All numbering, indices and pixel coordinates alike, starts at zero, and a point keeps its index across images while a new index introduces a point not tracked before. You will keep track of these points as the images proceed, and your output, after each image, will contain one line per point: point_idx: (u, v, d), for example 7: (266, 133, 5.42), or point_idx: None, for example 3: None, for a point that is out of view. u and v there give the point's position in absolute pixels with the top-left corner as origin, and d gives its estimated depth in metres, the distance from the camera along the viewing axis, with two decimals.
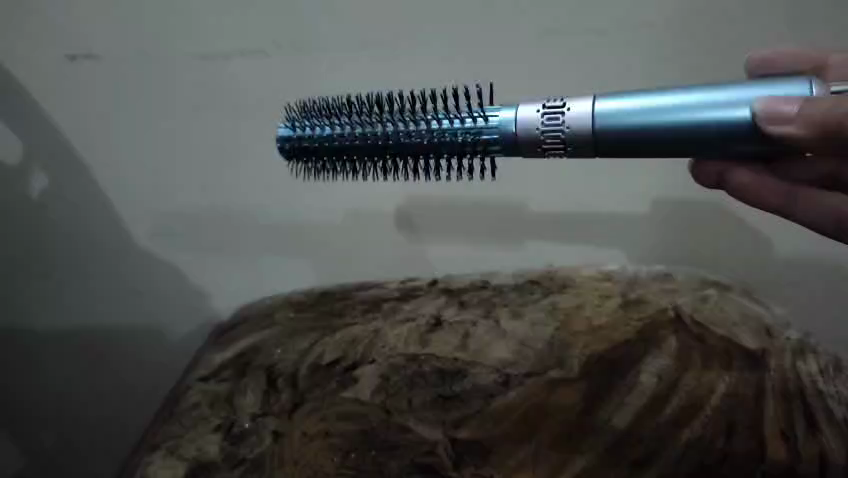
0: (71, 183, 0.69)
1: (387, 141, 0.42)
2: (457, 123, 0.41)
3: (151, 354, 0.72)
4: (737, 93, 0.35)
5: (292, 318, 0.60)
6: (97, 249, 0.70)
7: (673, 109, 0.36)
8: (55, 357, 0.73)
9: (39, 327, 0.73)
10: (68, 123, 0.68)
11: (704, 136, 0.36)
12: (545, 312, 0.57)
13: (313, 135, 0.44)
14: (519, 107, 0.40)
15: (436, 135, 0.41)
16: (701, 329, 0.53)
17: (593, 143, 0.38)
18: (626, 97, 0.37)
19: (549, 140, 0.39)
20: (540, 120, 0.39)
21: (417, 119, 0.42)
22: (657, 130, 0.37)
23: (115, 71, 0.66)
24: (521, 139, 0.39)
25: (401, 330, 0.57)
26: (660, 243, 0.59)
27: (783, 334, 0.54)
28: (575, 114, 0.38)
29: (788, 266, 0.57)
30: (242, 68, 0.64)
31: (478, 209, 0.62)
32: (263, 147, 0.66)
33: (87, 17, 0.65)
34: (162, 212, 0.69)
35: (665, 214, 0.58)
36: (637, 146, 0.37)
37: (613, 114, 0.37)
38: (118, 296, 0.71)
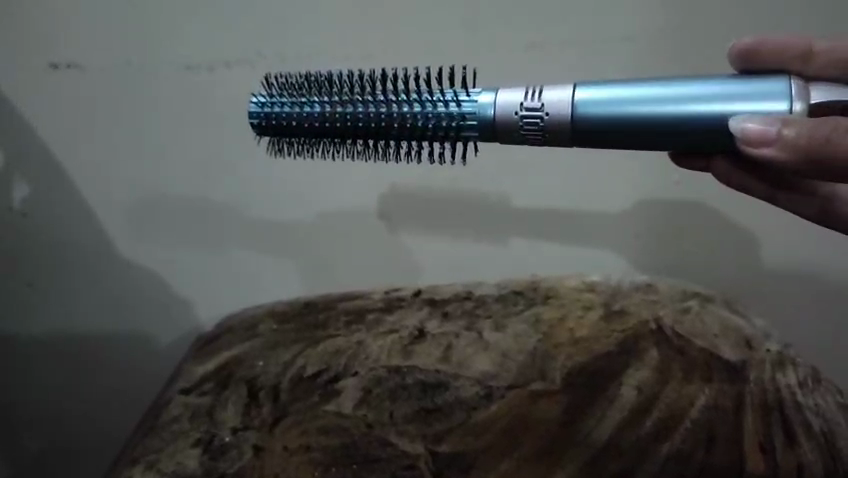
0: (53, 192, 0.69)
1: (358, 123, 0.40)
2: (434, 104, 0.39)
3: (138, 363, 0.73)
4: (717, 89, 0.35)
5: (275, 330, 0.60)
6: (82, 259, 0.70)
7: (653, 101, 0.35)
8: (41, 365, 0.74)
9: (22, 335, 0.73)
10: (49, 132, 0.67)
11: (683, 131, 0.35)
12: (528, 323, 0.57)
13: (284, 115, 0.42)
14: (498, 95, 0.38)
15: (410, 119, 0.39)
16: (682, 341, 0.54)
17: (570, 132, 0.36)
18: (605, 87, 0.36)
19: (529, 133, 0.37)
20: (520, 112, 0.37)
21: (390, 101, 0.39)
22: (636, 122, 0.35)
23: (98, 81, 0.65)
24: (500, 123, 0.37)
25: (385, 341, 0.57)
26: (656, 253, 0.63)
27: (763, 346, 0.54)
28: (556, 113, 0.36)
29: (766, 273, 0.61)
30: (227, 78, 0.64)
31: (464, 218, 0.64)
32: (247, 159, 0.66)
33: (67, 24, 0.64)
34: (147, 207, 0.69)
35: (652, 221, 0.62)
36: (616, 138, 0.36)
37: (591, 103, 0.36)
38: (104, 306, 0.72)
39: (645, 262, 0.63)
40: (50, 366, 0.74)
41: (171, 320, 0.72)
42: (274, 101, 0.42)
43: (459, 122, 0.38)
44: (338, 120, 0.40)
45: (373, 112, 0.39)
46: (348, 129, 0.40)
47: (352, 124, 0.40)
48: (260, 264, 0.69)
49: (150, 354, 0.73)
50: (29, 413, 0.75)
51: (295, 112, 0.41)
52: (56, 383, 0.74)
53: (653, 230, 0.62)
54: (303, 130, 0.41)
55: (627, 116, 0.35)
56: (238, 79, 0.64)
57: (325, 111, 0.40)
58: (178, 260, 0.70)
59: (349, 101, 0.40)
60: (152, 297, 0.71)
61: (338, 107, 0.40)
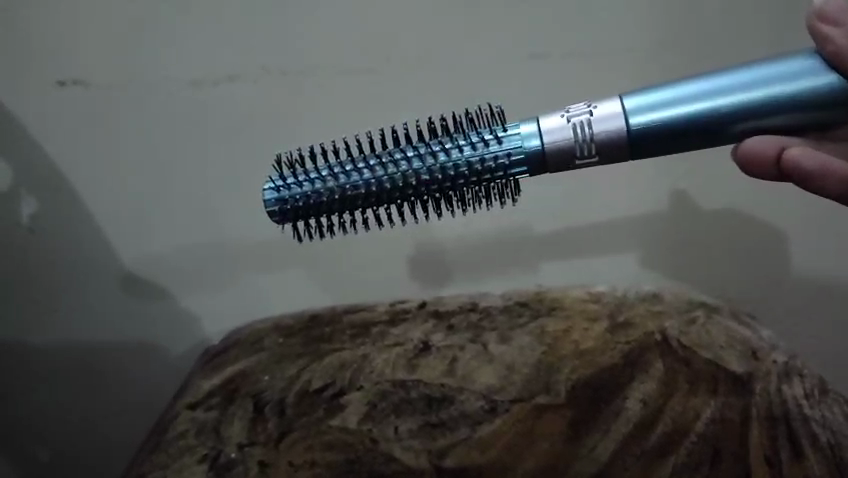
0: (59, 206, 0.69)
1: (406, 165, 0.43)
2: (480, 140, 0.42)
3: (148, 371, 0.73)
4: (750, 75, 0.39)
5: (281, 343, 0.60)
6: (91, 272, 0.71)
7: (697, 100, 0.40)
8: (52, 372, 0.73)
9: (33, 343, 0.72)
10: (58, 146, 0.67)
11: (726, 120, 0.39)
12: (533, 336, 0.57)
13: (319, 177, 0.44)
14: (541, 122, 0.42)
15: (458, 151, 0.42)
16: (688, 353, 0.54)
17: (626, 146, 0.40)
18: (648, 94, 0.40)
19: (581, 149, 0.40)
20: (568, 126, 0.41)
21: (432, 142, 0.43)
22: (685, 123, 0.40)
23: (104, 98, 0.66)
24: (551, 145, 0.41)
25: (390, 354, 0.57)
26: (676, 269, 0.65)
27: (769, 357, 0.53)
28: (602, 111, 0.40)
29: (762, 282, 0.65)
30: (230, 91, 0.65)
31: (473, 237, 0.66)
32: (251, 176, 0.67)
33: (75, 43, 0.64)
34: (170, 237, 0.69)
35: (665, 243, 0.65)
36: (669, 140, 0.40)
37: (640, 110, 0.40)
38: (118, 317, 0.72)
39: (663, 272, 0.65)
40: (60, 381, 0.73)
41: (185, 330, 0.72)
42: (289, 184, 0.44)
43: (508, 153, 0.42)
44: (388, 178, 0.43)
45: (423, 164, 0.42)
46: (398, 187, 0.43)
47: (403, 180, 0.43)
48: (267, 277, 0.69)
49: (160, 362, 0.73)
50: (41, 423, 0.74)
51: (319, 188, 0.44)
52: (69, 398, 0.74)
53: (667, 239, 0.65)
54: (331, 205, 0.44)
55: (675, 118, 0.40)
56: (243, 94, 0.65)
57: (374, 165, 0.43)
58: (187, 271, 0.70)
59: (394, 161, 0.43)
60: (171, 304, 0.71)
61: (384, 165, 0.43)
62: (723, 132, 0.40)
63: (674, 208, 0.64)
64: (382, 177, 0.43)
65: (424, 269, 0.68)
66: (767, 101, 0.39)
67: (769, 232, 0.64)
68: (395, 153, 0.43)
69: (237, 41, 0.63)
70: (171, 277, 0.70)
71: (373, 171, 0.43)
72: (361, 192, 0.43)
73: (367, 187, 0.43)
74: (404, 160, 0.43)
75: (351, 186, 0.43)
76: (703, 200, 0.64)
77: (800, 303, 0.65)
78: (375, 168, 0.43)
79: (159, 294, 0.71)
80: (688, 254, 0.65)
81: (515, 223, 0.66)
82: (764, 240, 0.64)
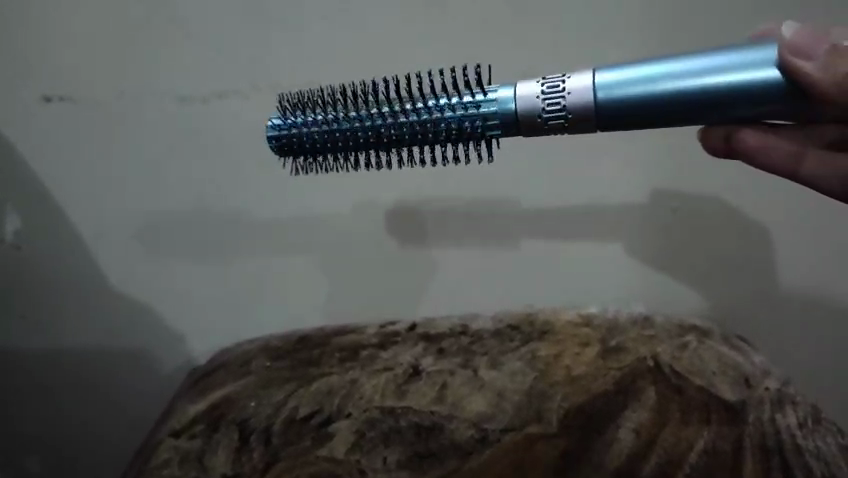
0: (44, 224, 0.68)
1: (383, 120, 0.42)
2: (459, 103, 0.41)
3: (139, 384, 0.72)
4: (731, 58, 0.37)
5: (268, 367, 0.59)
6: (75, 290, 0.70)
7: (670, 79, 0.38)
8: (42, 381, 0.72)
9: (21, 351, 0.71)
10: (42, 162, 0.66)
11: (700, 101, 0.37)
12: (525, 361, 0.56)
13: (301, 123, 0.44)
14: (516, 89, 0.40)
15: (433, 113, 0.41)
16: (680, 380, 0.53)
17: (595, 118, 0.39)
18: (623, 68, 0.39)
19: (552, 126, 0.40)
20: (541, 105, 0.39)
21: (413, 100, 0.42)
22: (656, 100, 0.38)
23: (92, 114, 0.65)
24: (522, 117, 0.40)
25: (379, 380, 0.56)
26: (670, 293, 0.64)
27: (762, 384, 0.53)
28: (578, 95, 0.39)
29: (760, 304, 0.64)
30: (220, 109, 0.64)
31: (461, 258, 0.66)
32: (239, 195, 0.66)
33: (60, 59, 0.63)
34: (153, 231, 0.68)
35: (656, 267, 0.64)
36: (637, 118, 0.38)
37: (609, 85, 0.38)
38: (105, 334, 0.71)
39: (645, 260, 0.63)
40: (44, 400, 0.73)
41: (168, 348, 0.71)
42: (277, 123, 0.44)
43: (483, 120, 0.41)
44: (366, 130, 0.43)
45: (398, 120, 0.42)
46: (375, 139, 0.43)
47: (380, 134, 0.42)
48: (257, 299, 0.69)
49: (151, 375, 0.72)
50: (30, 440, 0.74)
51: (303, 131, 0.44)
52: (53, 419, 0.74)
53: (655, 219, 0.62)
54: (314, 148, 0.44)
55: (644, 96, 0.38)
56: (230, 112, 0.64)
57: (353, 115, 0.43)
58: (171, 288, 0.69)
59: (373, 112, 0.43)
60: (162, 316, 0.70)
61: (363, 117, 0.43)
62: (695, 115, 0.38)
63: (667, 232, 0.62)
64: (359, 129, 0.43)
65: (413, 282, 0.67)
66: (744, 86, 0.37)
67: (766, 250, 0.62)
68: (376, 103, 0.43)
69: (226, 59, 0.63)
70: (157, 297, 0.70)
71: (352, 121, 0.43)
72: (341, 141, 0.43)
73: (347, 137, 0.43)
74: (383, 114, 0.42)
75: (331, 134, 0.43)
76: (699, 221, 0.62)
77: (795, 325, 0.64)
78: (355, 119, 0.43)
79: (144, 307, 0.70)
80: (673, 242, 0.63)
81: (502, 234, 0.64)
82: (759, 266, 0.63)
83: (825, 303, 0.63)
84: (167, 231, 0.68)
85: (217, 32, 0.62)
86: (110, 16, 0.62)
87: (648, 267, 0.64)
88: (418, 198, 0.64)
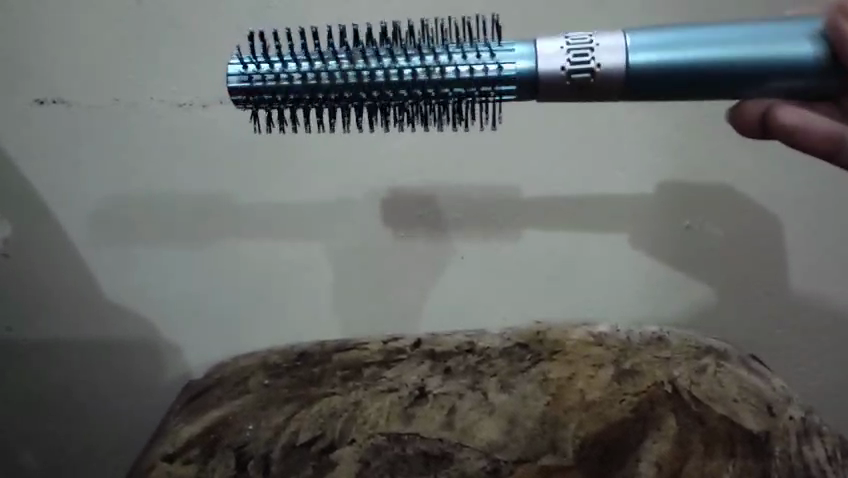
0: (37, 231, 0.66)
1: (385, 75, 0.40)
2: (472, 63, 0.40)
3: (138, 397, 0.70)
4: (751, 32, 0.40)
5: (267, 385, 0.57)
6: (68, 298, 0.67)
7: (698, 45, 0.39)
8: (37, 382, 0.70)
9: (15, 343, 0.69)
10: (34, 169, 0.64)
11: (726, 68, 0.40)
12: (535, 383, 0.56)
13: (292, 73, 0.41)
14: (538, 45, 0.40)
15: (444, 70, 0.40)
16: (701, 409, 0.54)
17: (622, 82, 0.39)
18: (654, 34, 0.40)
19: (574, 78, 0.39)
20: (567, 56, 0.39)
21: (418, 55, 0.40)
22: (688, 66, 0.39)
23: (87, 117, 0.62)
24: (541, 78, 0.40)
25: (382, 403, 0.56)
26: (678, 312, 0.65)
27: (785, 412, 0.53)
28: (606, 69, 0.39)
29: (768, 323, 0.66)
30: (222, 115, 0.62)
31: (466, 274, 0.65)
32: (242, 207, 0.64)
33: (54, 61, 0.61)
34: (150, 231, 0.65)
35: (662, 286, 0.65)
36: (667, 80, 0.40)
37: (642, 47, 0.39)
38: (99, 343, 0.68)
39: (650, 280, 0.65)
40: (35, 413, 0.71)
41: (160, 363, 0.69)
42: (270, 69, 0.41)
43: (498, 82, 0.40)
44: (371, 82, 0.40)
45: (403, 76, 0.40)
46: (379, 93, 0.40)
47: (385, 88, 0.40)
48: (257, 313, 0.67)
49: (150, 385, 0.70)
50: (23, 440, 0.72)
51: (300, 79, 0.41)
52: (44, 435, 0.72)
53: (659, 214, 0.64)
54: (313, 99, 0.41)
55: (674, 59, 0.39)
56: (232, 118, 0.62)
57: (350, 68, 0.40)
58: (166, 300, 0.67)
59: (376, 63, 0.40)
60: (161, 325, 0.68)
61: (363, 70, 0.40)
62: (721, 81, 0.40)
63: (670, 255, 0.64)
64: (358, 83, 0.40)
65: (416, 294, 0.66)
66: (765, 58, 0.40)
67: (771, 275, 0.65)
68: (381, 52, 0.41)
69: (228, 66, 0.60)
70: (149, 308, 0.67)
71: (352, 72, 0.40)
72: (341, 92, 0.41)
73: (349, 87, 0.40)
74: (387, 67, 0.40)
75: (333, 81, 0.40)
76: (699, 244, 0.64)
77: (806, 342, 0.66)
78: (359, 68, 0.40)
79: (140, 313, 0.67)
80: (674, 248, 0.64)
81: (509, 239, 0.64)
82: (765, 288, 0.65)
83: (838, 313, 0.65)
84: (164, 235, 0.65)
85: (218, 38, 0.60)
86: (108, 18, 0.60)
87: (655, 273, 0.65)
88: (426, 208, 0.64)
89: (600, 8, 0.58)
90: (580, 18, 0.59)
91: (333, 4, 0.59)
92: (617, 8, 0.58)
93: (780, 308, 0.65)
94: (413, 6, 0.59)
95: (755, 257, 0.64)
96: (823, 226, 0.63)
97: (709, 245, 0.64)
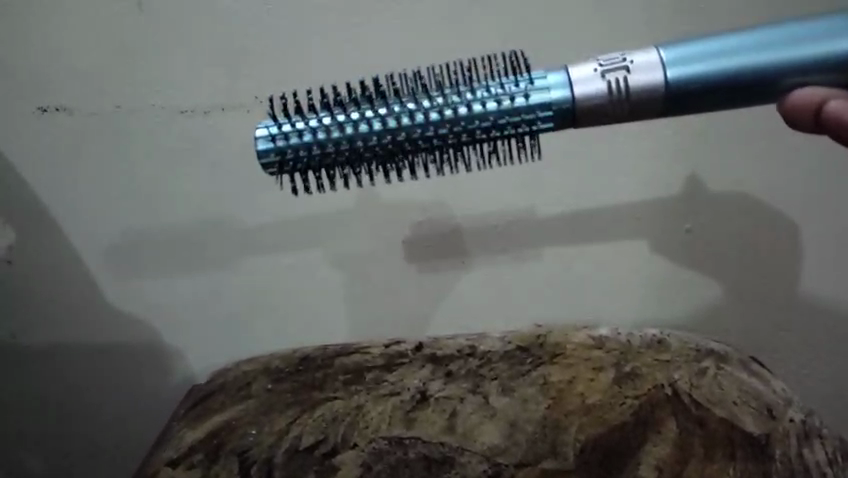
0: (44, 238, 0.67)
1: (420, 115, 0.40)
2: (505, 92, 0.40)
3: (145, 400, 0.72)
4: (782, 36, 0.40)
5: (269, 390, 0.58)
6: (77, 303, 0.69)
7: (733, 56, 0.39)
8: (47, 387, 0.72)
9: (24, 349, 0.70)
10: (38, 177, 0.64)
11: (761, 76, 0.39)
12: (536, 387, 0.57)
13: (326, 127, 0.40)
14: (570, 72, 0.40)
15: (478, 101, 0.40)
16: (700, 412, 0.54)
17: (664, 102, 0.40)
18: (686, 48, 0.40)
19: (615, 100, 0.39)
20: (601, 74, 0.39)
21: (451, 91, 0.41)
22: (723, 77, 0.39)
23: (90, 126, 0.63)
24: (580, 100, 0.40)
25: (384, 407, 0.57)
26: (673, 314, 0.67)
27: (786, 415, 0.53)
28: (640, 68, 0.39)
29: (763, 323, 0.67)
30: (223, 122, 0.62)
31: (470, 281, 0.67)
32: (246, 213, 0.65)
33: (55, 70, 0.61)
34: (158, 238, 0.66)
35: (657, 291, 0.67)
36: (705, 96, 0.40)
37: (678, 63, 0.39)
38: (108, 347, 0.70)
39: (644, 282, 0.67)
40: (43, 414, 0.73)
41: (167, 367, 0.71)
42: (306, 128, 0.41)
43: (536, 108, 0.40)
44: (410, 129, 0.40)
45: (438, 112, 0.40)
46: (419, 138, 0.40)
47: (424, 132, 0.40)
48: (265, 317, 0.69)
49: (157, 389, 0.71)
50: (33, 443, 0.74)
51: (335, 134, 0.40)
52: (51, 434, 0.73)
53: (660, 223, 0.65)
54: (353, 152, 0.41)
55: (711, 72, 0.39)
56: (233, 126, 0.62)
57: (383, 115, 0.40)
58: (174, 305, 0.68)
59: (412, 107, 0.40)
60: (167, 330, 0.69)
61: (397, 114, 0.40)
62: (756, 89, 0.40)
63: (666, 259, 0.66)
64: (393, 128, 0.40)
65: (418, 298, 0.68)
66: (791, 62, 0.39)
67: (766, 277, 0.66)
68: (415, 98, 0.41)
69: (230, 74, 0.61)
70: (155, 314, 0.69)
71: (388, 119, 0.40)
72: (381, 143, 0.40)
73: (388, 137, 0.40)
74: (424, 111, 0.40)
75: (368, 130, 0.40)
76: (698, 248, 0.65)
77: (802, 342, 0.68)
78: (395, 117, 0.40)
79: (147, 318, 0.69)
80: (667, 254, 0.66)
81: (528, 250, 0.66)
82: (760, 291, 0.67)
83: (835, 312, 0.67)
84: (170, 241, 0.67)
85: (219, 45, 0.60)
86: (107, 24, 0.60)
87: (648, 279, 0.67)
88: (427, 215, 0.65)
89: (598, 13, 0.59)
90: (579, 23, 0.59)
91: (332, 11, 0.59)
92: (615, 13, 0.59)
93: (776, 309, 0.67)
94: (412, 12, 0.59)
95: (749, 259, 0.66)
96: (818, 229, 0.65)
97: (706, 248, 0.66)
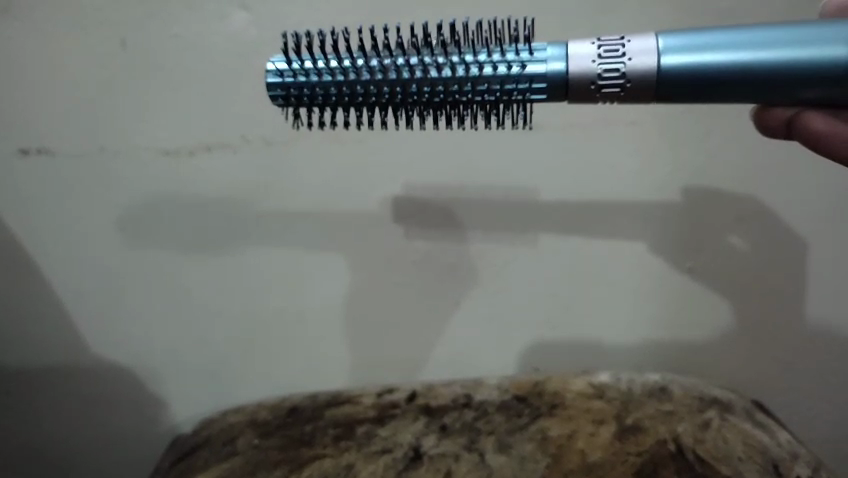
0: (24, 284, 0.65)
1: (415, 86, 0.37)
2: (503, 71, 0.36)
3: (137, 444, 0.71)
4: (793, 36, 0.35)
5: (255, 446, 0.58)
6: (61, 348, 0.67)
7: (733, 54, 0.35)
8: (35, 433, 0.70)
9: (11, 397, 0.69)
10: (18, 219, 0.62)
11: (761, 77, 0.35)
12: (533, 443, 0.57)
13: (322, 82, 0.37)
14: (569, 47, 0.36)
15: (475, 81, 0.36)
16: (703, 467, 0.53)
17: (654, 95, 0.36)
18: (690, 35, 0.36)
19: (603, 100, 0.36)
20: (596, 72, 0.36)
21: (448, 64, 0.36)
22: (726, 71, 0.35)
23: (74, 168, 0.61)
24: (570, 86, 0.36)
25: (376, 464, 0.56)
26: (667, 355, 0.67)
27: (793, 472, 0.52)
28: (639, 86, 0.36)
29: (763, 362, 0.68)
30: (210, 164, 0.61)
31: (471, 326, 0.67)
32: (237, 255, 0.64)
33: (36, 110, 0.59)
34: (142, 276, 0.65)
35: (654, 338, 0.67)
36: (700, 93, 0.36)
37: (675, 53, 0.35)
38: (97, 393, 0.69)
39: (640, 328, 0.66)
40: (33, 461, 0.71)
41: (160, 410, 0.70)
42: (301, 81, 0.37)
43: (528, 93, 0.37)
44: (399, 85, 0.37)
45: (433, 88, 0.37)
46: (407, 96, 0.37)
47: (417, 100, 0.37)
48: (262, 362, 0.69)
49: (151, 432, 0.71)
50: None
51: (331, 92, 0.37)
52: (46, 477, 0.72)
53: (667, 230, 0.62)
54: (339, 100, 0.37)
55: (711, 66, 0.35)
56: (220, 166, 0.61)
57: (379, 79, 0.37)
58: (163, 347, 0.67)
59: (408, 77, 0.37)
60: (157, 371, 0.68)
61: (393, 81, 0.37)
62: (755, 92, 0.36)
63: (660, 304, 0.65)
64: (388, 96, 0.37)
65: (417, 343, 0.68)
66: (798, 67, 0.35)
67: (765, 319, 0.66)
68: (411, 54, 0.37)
69: (215, 112, 0.59)
70: (144, 356, 0.68)
71: (382, 86, 0.37)
72: (367, 94, 0.37)
73: (376, 90, 0.37)
74: (418, 82, 0.37)
75: (363, 93, 0.37)
76: (692, 292, 0.65)
77: (803, 379, 0.68)
78: (385, 70, 0.37)
79: (137, 360, 0.68)
80: (664, 300, 0.65)
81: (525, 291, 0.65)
82: (760, 332, 0.66)
83: (833, 349, 0.67)
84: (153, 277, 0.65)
85: (202, 83, 0.58)
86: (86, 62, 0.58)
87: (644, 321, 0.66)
88: (422, 253, 0.64)
89: None
90: None
91: None
92: None
93: (776, 351, 0.67)
94: None
95: (749, 299, 0.65)
96: (819, 268, 0.64)
97: (705, 288, 0.65)
